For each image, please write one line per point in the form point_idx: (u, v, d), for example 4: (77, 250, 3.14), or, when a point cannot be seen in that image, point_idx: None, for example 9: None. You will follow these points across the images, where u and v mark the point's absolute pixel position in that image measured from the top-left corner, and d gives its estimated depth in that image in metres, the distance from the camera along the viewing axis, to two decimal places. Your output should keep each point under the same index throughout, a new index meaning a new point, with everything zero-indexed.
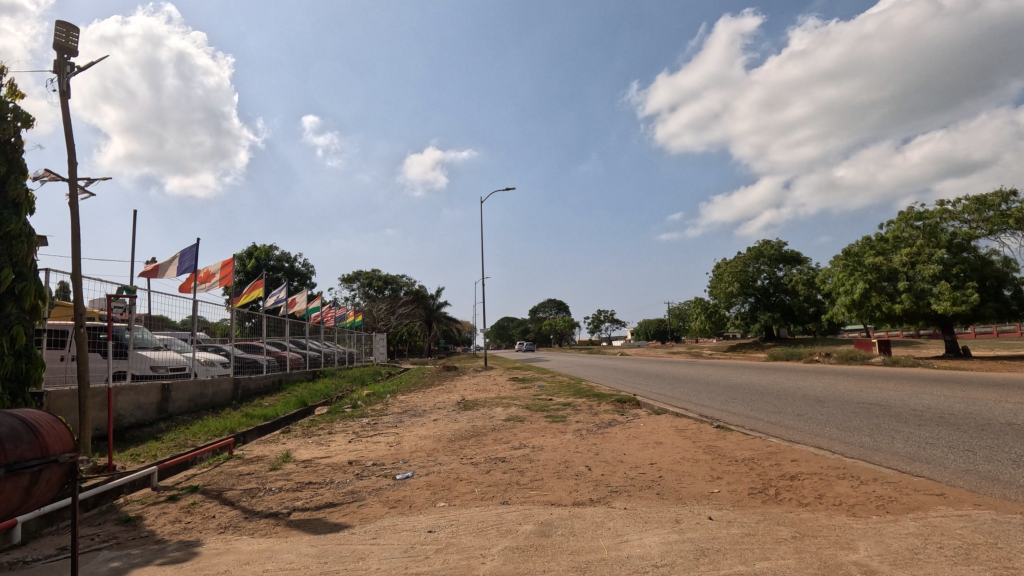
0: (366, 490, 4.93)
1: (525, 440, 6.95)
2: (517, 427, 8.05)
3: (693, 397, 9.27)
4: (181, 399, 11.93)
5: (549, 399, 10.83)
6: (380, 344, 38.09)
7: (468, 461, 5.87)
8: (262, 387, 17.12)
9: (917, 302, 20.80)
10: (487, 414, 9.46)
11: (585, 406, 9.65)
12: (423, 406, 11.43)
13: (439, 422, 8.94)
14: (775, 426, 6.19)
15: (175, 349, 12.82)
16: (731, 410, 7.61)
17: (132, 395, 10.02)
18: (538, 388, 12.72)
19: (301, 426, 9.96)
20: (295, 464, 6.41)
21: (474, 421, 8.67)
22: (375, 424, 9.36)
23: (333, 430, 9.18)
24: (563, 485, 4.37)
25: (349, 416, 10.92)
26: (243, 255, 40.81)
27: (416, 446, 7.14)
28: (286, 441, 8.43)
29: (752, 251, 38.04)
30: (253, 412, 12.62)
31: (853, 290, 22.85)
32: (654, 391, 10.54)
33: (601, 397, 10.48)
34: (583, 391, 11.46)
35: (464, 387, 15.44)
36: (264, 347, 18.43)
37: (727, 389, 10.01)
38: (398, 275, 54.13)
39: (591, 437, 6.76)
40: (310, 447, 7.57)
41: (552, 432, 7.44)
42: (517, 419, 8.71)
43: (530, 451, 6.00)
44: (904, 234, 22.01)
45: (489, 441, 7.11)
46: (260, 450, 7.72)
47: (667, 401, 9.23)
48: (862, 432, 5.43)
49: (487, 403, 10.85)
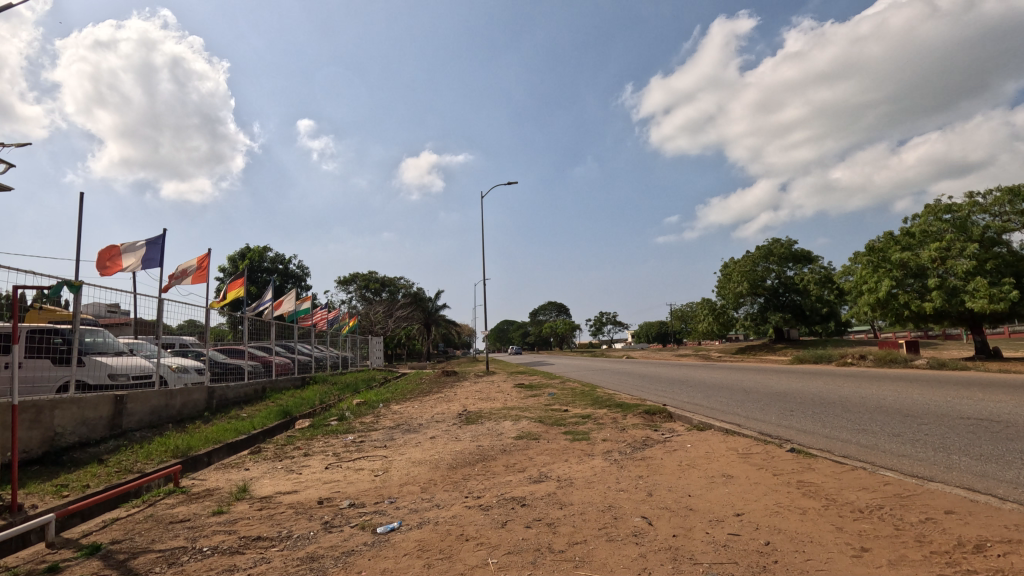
0: (333, 555, 3.46)
1: (546, 469, 5.47)
2: (533, 449, 6.55)
3: (738, 409, 7.83)
4: (142, 412, 10.42)
5: (564, 410, 9.39)
6: (376, 348, 36.50)
7: (474, 503, 4.41)
8: (244, 396, 15.59)
9: (949, 300, 19.40)
10: (494, 429, 8.00)
11: (609, 419, 8.22)
12: (420, 419, 9.96)
13: (437, 440, 7.47)
14: (877, 453, 4.74)
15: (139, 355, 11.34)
16: (798, 427, 6.17)
17: (74, 411, 8.50)
18: (549, 396, 11.27)
19: (275, 445, 8.47)
20: (250, 504, 4.91)
21: (480, 440, 7.21)
22: (361, 443, 7.89)
23: (311, 451, 7.72)
24: (625, 559, 2.89)
25: (333, 431, 9.44)
26: (235, 256, 39.33)
27: (408, 476, 5.65)
28: (251, 466, 6.93)
29: (761, 250, 36.64)
30: (227, 425, 11.13)
31: (877, 288, 21.53)
32: (687, 401, 9.11)
33: (625, 407, 9.04)
34: (602, 400, 10.02)
35: (464, 394, 13.95)
36: (248, 352, 16.95)
37: (775, 398, 8.58)
38: (395, 276, 52.67)
39: (632, 464, 5.30)
40: (276, 477, 6.07)
41: (576, 457, 5.98)
42: (531, 437, 7.25)
43: (557, 489, 4.54)
44: (932, 227, 20.67)
45: (500, 471, 5.62)
46: (216, 480, 6.21)
47: (707, 414, 7.82)
48: (1014, 464, 3.99)
49: (493, 415, 9.39)
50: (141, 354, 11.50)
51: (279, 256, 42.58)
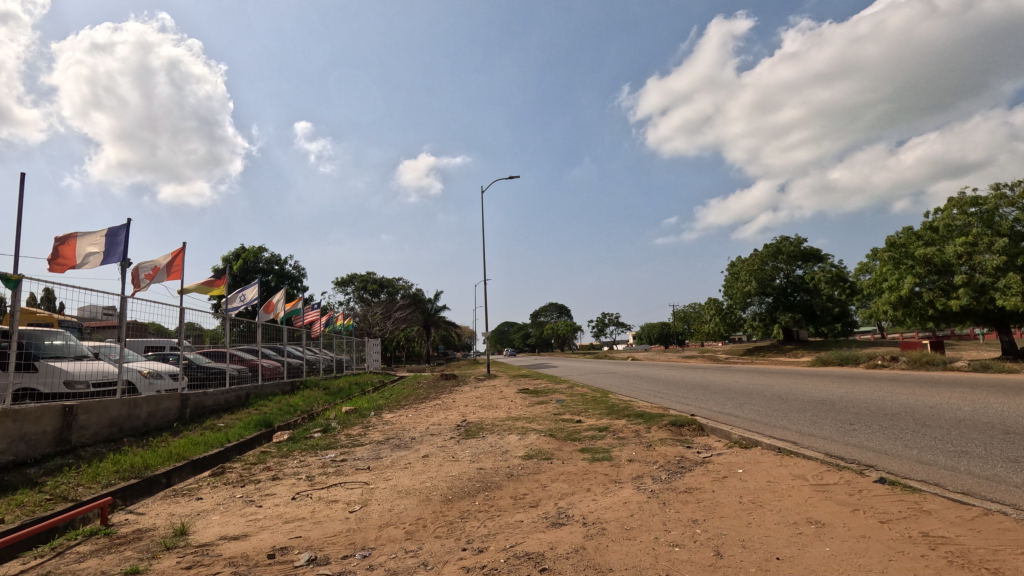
0: None
1: (566, 506, 4.32)
2: (546, 475, 5.42)
3: (783, 421, 6.70)
4: (99, 424, 9.18)
5: (577, 420, 8.25)
6: (372, 351, 35.25)
7: (471, 563, 3.25)
8: (227, 403, 14.41)
9: (977, 297, 18.24)
10: (498, 446, 6.85)
11: (631, 434, 7.09)
12: (413, 431, 8.79)
13: (432, 460, 6.30)
14: (1007, 489, 3.58)
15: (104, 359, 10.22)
16: (873, 446, 5.03)
17: (7, 425, 7.30)
18: (557, 404, 10.12)
19: (243, 464, 7.28)
20: (178, 558, 3.73)
21: (483, 460, 6.05)
22: (342, 463, 6.72)
23: (283, 471, 6.55)
24: None
25: (313, 446, 8.26)
26: (230, 256, 38.34)
27: (391, 513, 4.47)
28: (205, 495, 5.75)
29: (770, 248, 35.55)
30: (197, 437, 9.94)
31: (899, 286, 20.44)
32: (717, 411, 7.99)
33: (648, 418, 7.88)
34: (618, 409, 8.88)
35: (463, 401, 12.80)
36: (232, 355, 15.79)
37: (821, 408, 7.43)
38: (394, 277, 51.61)
39: (677, 500, 4.15)
40: (228, 513, 4.88)
41: (602, 488, 4.82)
42: (543, 456, 6.12)
43: (585, 543, 3.37)
44: (956, 221, 19.54)
45: (507, 507, 4.47)
46: (156, 516, 5.02)
47: (748, 427, 6.68)
48: None
49: (497, 427, 8.23)
50: (109, 358, 10.35)
51: (275, 257, 41.51)
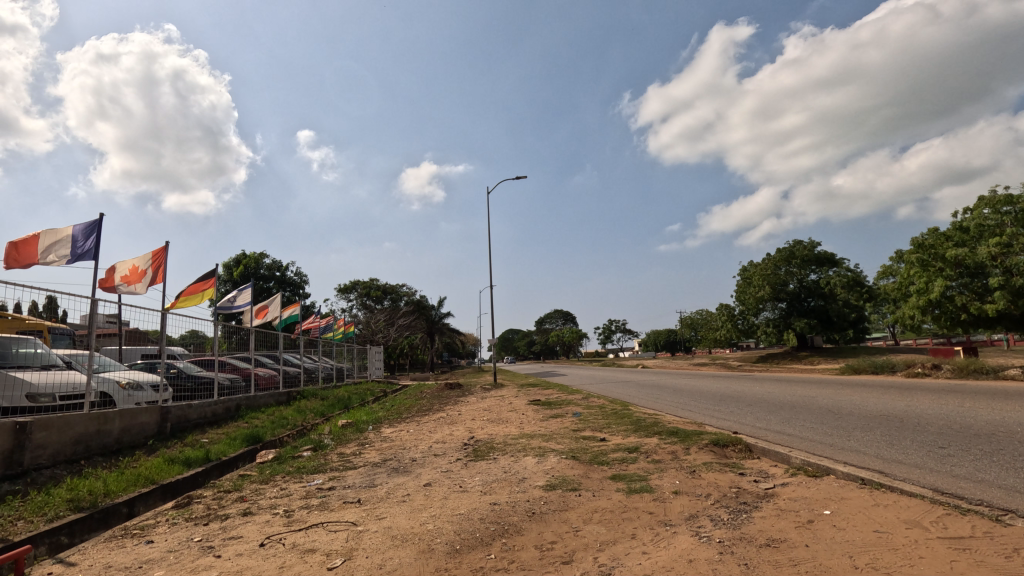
0: None
1: (611, 568, 3.27)
2: (576, 514, 4.40)
3: (853, 443, 5.64)
4: (61, 441, 8.18)
5: (601, 439, 7.21)
6: (375, 359, 34.20)
7: None
8: (214, 416, 13.34)
9: (1015, 301, 17.10)
10: (514, 472, 5.81)
11: (668, 458, 6.04)
12: (413, 451, 7.75)
13: (435, 491, 5.26)
14: None
15: (77, 368, 9.42)
16: (993, 480, 3.97)
17: None
18: (575, 418, 9.07)
19: (215, 492, 6.25)
20: None
21: (497, 491, 5.02)
22: (328, 493, 5.68)
23: (259, 503, 5.52)
24: None
25: (300, 469, 7.24)
26: (230, 262, 37.61)
27: (382, 571, 3.44)
28: (159, 537, 4.73)
29: (783, 253, 34.44)
30: (174, 457, 8.91)
31: (928, 289, 19.49)
32: (763, 429, 6.96)
33: (684, 437, 6.83)
34: (646, 425, 7.84)
35: (469, 414, 11.78)
36: (223, 363, 14.78)
37: (889, 426, 6.38)
38: (398, 284, 50.70)
39: (763, 559, 3.10)
40: (176, 567, 3.85)
41: (652, 538, 3.77)
42: (569, 488, 5.08)
43: None
44: (988, 220, 18.46)
45: (532, 564, 3.43)
46: (87, 570, 3.98)
47: (809, 450, 5.63)
48: None
49: (510, 446, 7.18)
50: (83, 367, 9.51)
51: (276, 263, 40.67)
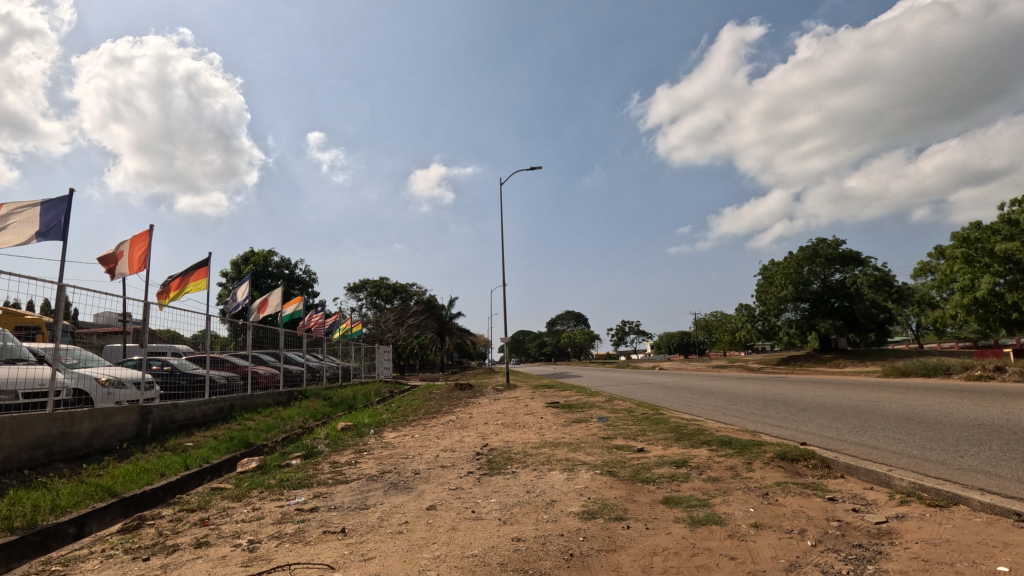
0: None
1: None
2: (627, 557, 3.26)
3: (973, 462, 4.41)
4: (12, 446, 7.11)
5: (639, 450, 6.03)
6: (383, 359, 33.19)
7: None
8: (205, 416, 12.30)
9: None
10: (539, 492, 4.65)
11: (730, 477, 4.85)
12: (416, 462, 6.61)
13: (439, 519, 4.10)
14: None
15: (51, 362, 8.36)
16: None
17: None
18: (602, 423, 7.93)
19: (175, 512, 5.15)
20: None
21: (519, 522, 3.85)
22: (305, 516, 4.54)
23: (220, 529, 4.41)
24: None
25: (282, 482, 6.10)
26: (239, 260, 36.86)
27: None
28: None
29: (806, 251, 32.94)
30: (146, 463, 7.83)
31: (974, 286, 18.20)
32: (836, 440, 5.77)
33: (743, 450, 5.62)
34: (689, 433, 6.66)
35: (482, 417, 10.66)
36: (218, 361, 13.74)
37: (1001, 437, 5.14)
38: (406, 283, 49.71)
39: None
40: None
41: None
42: (611, 518, 3.91)
43: None
44: None
45: None
46: None
47: (915, 472, 4.42)
48: None
49: (531, 458, 6.02)
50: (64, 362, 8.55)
51: (284, 261, 39.87)
